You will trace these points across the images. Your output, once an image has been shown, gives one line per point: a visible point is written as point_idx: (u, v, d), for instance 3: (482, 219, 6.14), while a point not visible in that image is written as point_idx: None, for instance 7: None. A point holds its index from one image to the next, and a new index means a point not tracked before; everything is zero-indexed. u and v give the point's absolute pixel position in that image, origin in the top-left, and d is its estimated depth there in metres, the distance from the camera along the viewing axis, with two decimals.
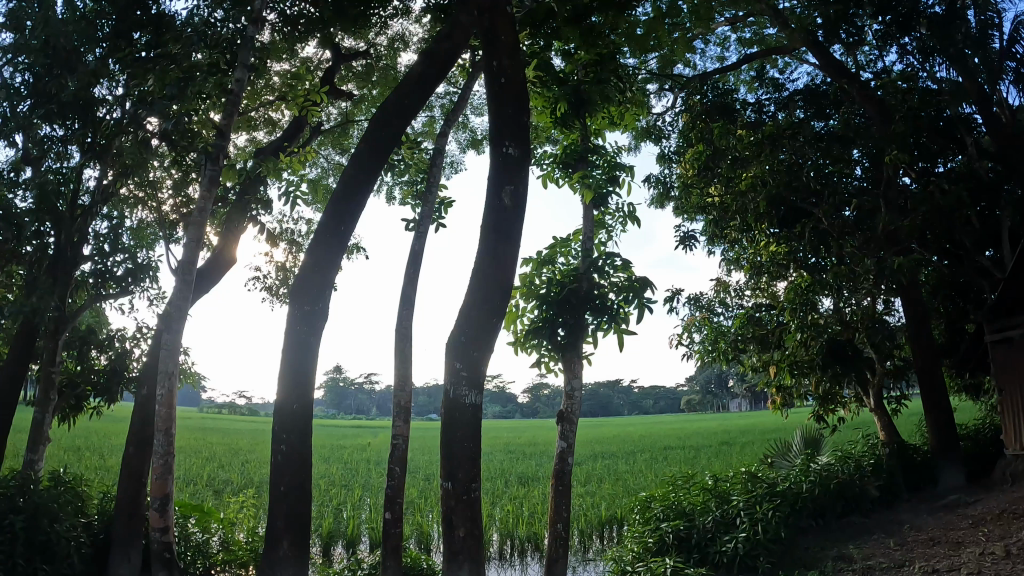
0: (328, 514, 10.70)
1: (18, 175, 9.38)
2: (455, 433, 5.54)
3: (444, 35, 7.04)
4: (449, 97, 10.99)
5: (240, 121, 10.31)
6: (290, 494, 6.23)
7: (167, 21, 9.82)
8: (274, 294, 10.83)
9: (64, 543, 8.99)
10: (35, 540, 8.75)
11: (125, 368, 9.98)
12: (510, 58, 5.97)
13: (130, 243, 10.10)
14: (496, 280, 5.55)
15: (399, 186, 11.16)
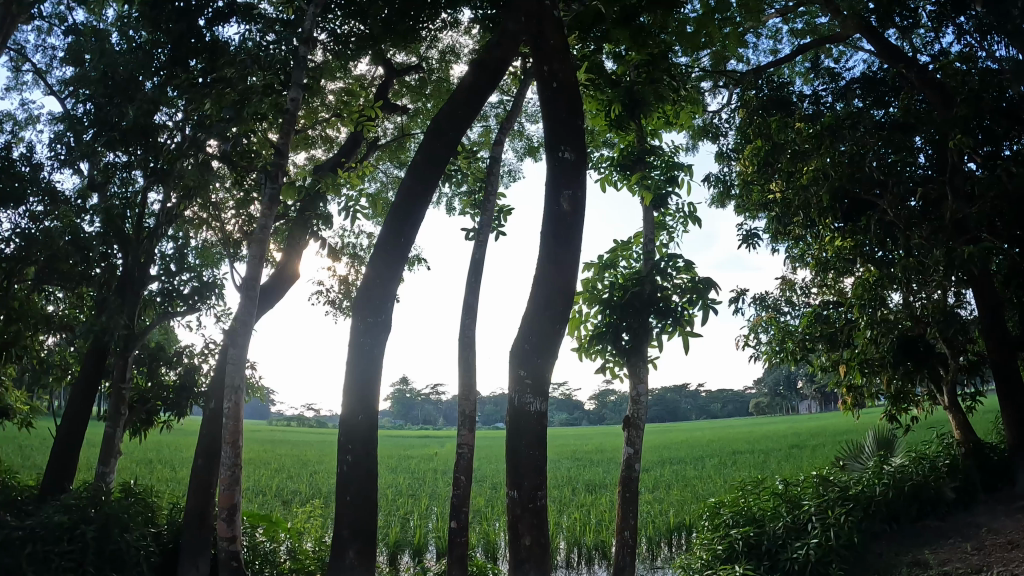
0: (395, 524, 10.80)
1: (86, 201, 9.80)
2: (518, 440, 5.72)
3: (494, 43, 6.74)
4: (502, 106, 11.07)
5: (296, 139, 10.61)
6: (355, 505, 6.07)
7: (221, 47, 10.14)
8: (337, 308, 11.09)
9: (133, 552, 9.30)
10: (105, 550, 9.11)
11: (193, 383, 10.33)
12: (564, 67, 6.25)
13: (196, 263, 10.45)
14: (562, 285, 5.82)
15: (458, 197, 11.29)
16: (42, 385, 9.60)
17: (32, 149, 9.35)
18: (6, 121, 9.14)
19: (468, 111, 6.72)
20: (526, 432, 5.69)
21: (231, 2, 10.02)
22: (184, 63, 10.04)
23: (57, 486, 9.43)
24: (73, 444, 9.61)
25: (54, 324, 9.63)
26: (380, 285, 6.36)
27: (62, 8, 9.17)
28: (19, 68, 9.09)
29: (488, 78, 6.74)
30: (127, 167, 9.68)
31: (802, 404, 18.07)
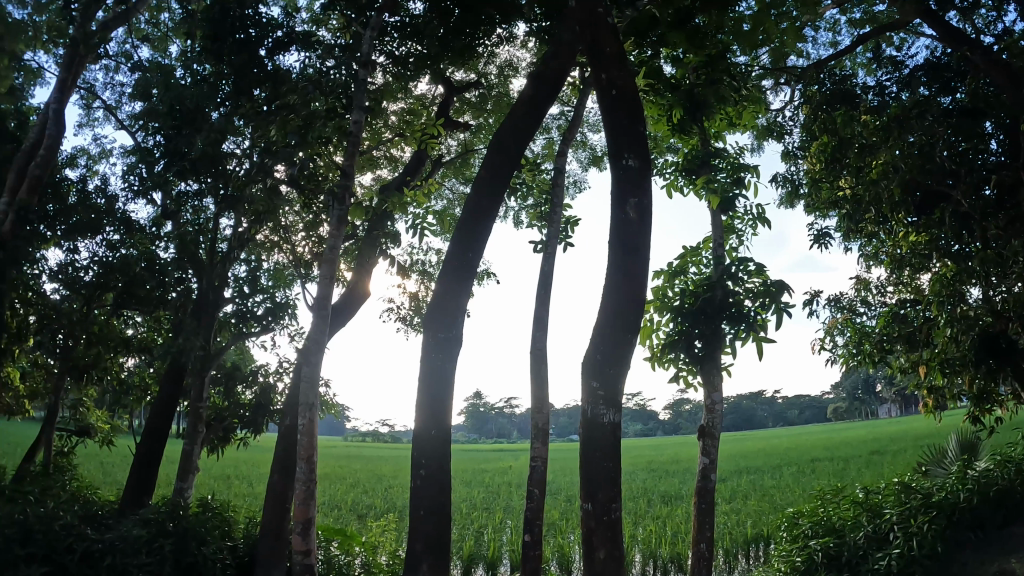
0: (469, 537, 10.83)
1: (160, 229, 10.26)
2: (591, 455, 5.14)
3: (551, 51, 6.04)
4: (563, 117, 11.09)
5: (361, 160, 10.89)
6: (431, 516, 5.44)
7: (282, 75, 10.51)
8: (408, 324, 11.31)
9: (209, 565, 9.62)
10: (182, 563, 9.45)
11: (269, 401, 10.67)
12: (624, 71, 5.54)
13: (269, 285, 10.82)
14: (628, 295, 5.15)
15: (524, 211, 11.35)
16: (123, 405, 10.07)
17: (106, 181, 9.86)
18: (81, 155, 9.67)
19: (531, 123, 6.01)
20: (598, 447, 5.04)
21: (290, 31, 10.36)
22: (248, 92, 10.43)
23: (137, 501, 9.85)
24: (153, 460, 10.05)
25: (132, 346, 10.10)
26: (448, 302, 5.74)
27: (128, 46, 9.66)
28: (90, 105, 9.61)
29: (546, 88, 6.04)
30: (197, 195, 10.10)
31: (882, 405, 18.68)
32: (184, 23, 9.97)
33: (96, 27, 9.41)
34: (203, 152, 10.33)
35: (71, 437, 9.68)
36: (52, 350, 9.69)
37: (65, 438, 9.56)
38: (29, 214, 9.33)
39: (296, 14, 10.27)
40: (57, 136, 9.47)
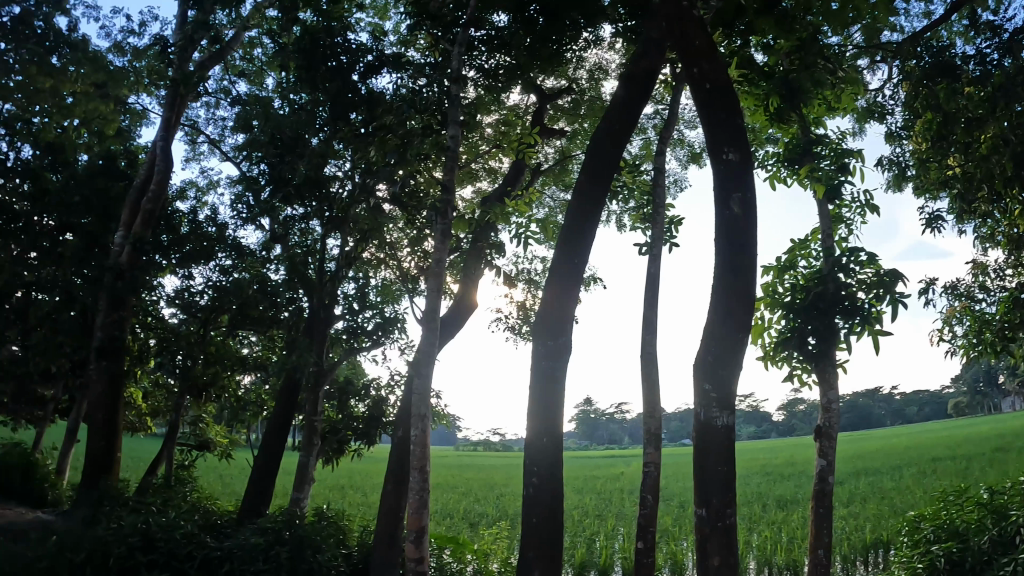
0: (582, 544, 10.75)
1: (269, 252, 10.83)
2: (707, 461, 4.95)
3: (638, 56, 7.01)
4: (658, 116, 10.91)
5: (460, 174, 11.12)
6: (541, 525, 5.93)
7: (377, 97, 10.90)
8: (517, 333, 11.41)
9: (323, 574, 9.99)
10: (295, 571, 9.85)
11: (381, 413, 11.02)
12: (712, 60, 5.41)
13: (377, 300, 11.21)
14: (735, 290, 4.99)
15: (626, 214, 11.22)
16: (242, 421, 10.66)
17: (215, 210, 10.51)
18: (189, 187, 10.35)
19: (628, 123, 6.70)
20: (711, 453, 4.84)
21: (380, 54, 10.72)
22: (345, 116, 10.85)
23: (256, 511, 10.40)
24: (271, 472, 10.58)
25: (248, 365, 10.69)
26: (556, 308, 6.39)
27: (226, 82, 10.27)
28: (194, 140, 10.27)
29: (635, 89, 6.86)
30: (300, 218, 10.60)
31: (1006, 400, 19.26)
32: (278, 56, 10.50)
33: (194, 67, 10.06)
34: (306, 177, 10.83)
35: (192, 452, 10.33)
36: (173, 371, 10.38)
37: (186, 452, 10.22)
38: (143, 245, 10.06)
39: (383, 38, 10.62)
40: (165, 171, 10.18)
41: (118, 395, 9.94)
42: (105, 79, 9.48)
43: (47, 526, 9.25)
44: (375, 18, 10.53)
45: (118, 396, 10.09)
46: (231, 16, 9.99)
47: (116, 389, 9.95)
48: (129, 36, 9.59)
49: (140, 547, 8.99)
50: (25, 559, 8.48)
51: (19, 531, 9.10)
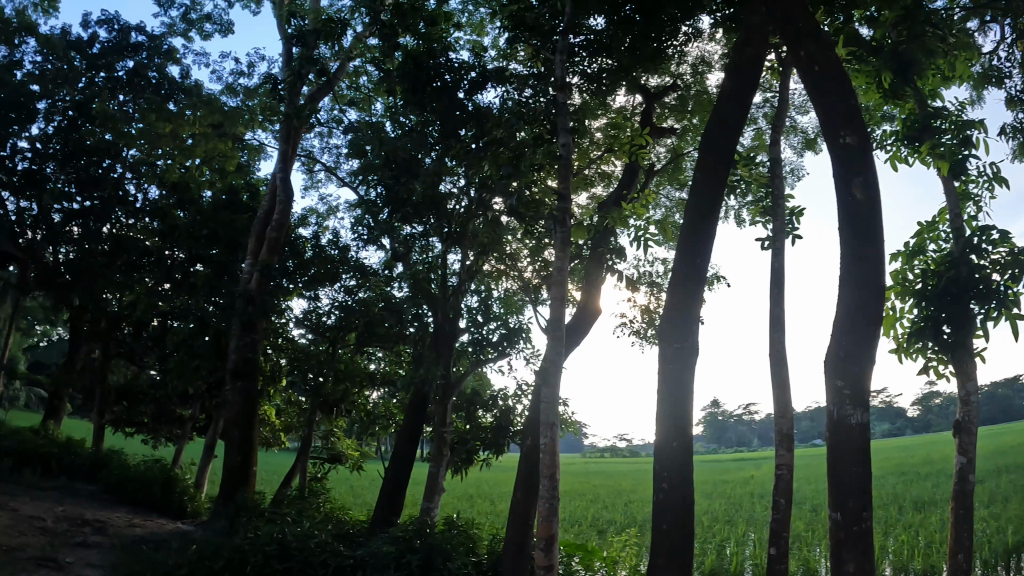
0: (711, 551, 10.41)
1: (392, 271, 11.26)
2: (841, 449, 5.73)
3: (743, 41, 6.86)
4: (768, 104, 10.49)
5: (573, 181, 11.11)
6: (675, 531, 6.20)
7: (485, 113, 11.11)
8: (643, 338, 11.23)
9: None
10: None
11: (508, 422, 11.16)
12: (831, 54, 6.42)
13: (500, 312, 11.39)
14: (873, 278, 5.86)
15: (745, 208, 10.84)
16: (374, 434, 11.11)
17: (337, 234, 11.05)
18: (310, 214, 10.94)
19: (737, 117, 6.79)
20: (852, 443, 5.63)
21: (483, 70, 10.94)
22: (455, 133, 11.13)
23: (388, 520, 10.78)
24: (402, 482, 10.96)
25: (376, 379, 11.13)
26: (681, 307, 6.53)
27: (337, 112, 10.80)
28: (311, 169, 10.86)
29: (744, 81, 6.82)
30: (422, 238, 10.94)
31: None
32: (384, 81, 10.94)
33: (304, 100, 10.65)
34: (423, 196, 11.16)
35: (326, 464, 10.86)
36: (306, 389, 10.99)
37: (319, 465, 10.77)
38: (270, 271, 10.71)
39: (483, 53, 10.83)
40: (286, 201, 10.81)
41: (252, 413, 10.61)
42: (220, 119, 10.20)
43: (188, 535, 10.00)
44: (473, 35, 10.76)
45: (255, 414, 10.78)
46: (333, 48, 10.51)
47: (251, 407, 10.63)
48: (240, 77, 10.29)
49: (271, 554, 9.55)
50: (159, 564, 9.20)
51: (162, 540, 9.88)
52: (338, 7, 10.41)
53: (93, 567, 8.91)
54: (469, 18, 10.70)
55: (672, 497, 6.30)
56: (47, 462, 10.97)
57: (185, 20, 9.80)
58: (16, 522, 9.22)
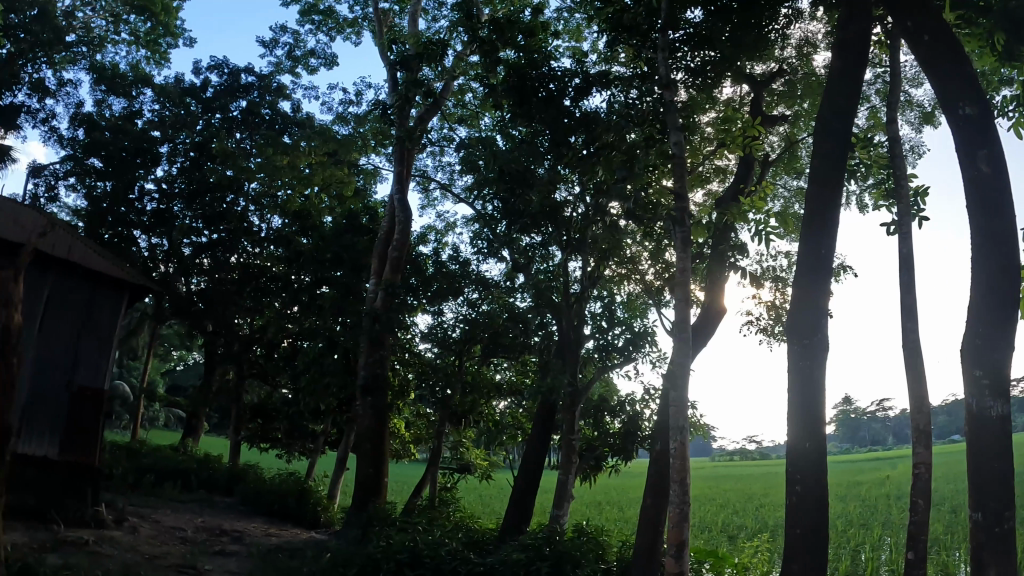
0: (845, 556, 9.80)
1: (513, 282, 11.40)
2: (978, 451, 5.19)
3: (845, 20, 6.92)
4: (880, 79, 9.88)
5: (688, 179, 10.86)
6: (802, 534, 6.15)
7: (593, 117, 11.08)
8: (770, 335, 10.81)
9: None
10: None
11: (636, 428, 11.00)
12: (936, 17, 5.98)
13: (624, 316, 11.27)
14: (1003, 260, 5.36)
15: (867, 192, 10.22)
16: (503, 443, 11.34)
17: (456, 249, 11.36)
18: (429, 231, 11.32)
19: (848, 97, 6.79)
20: (985, 443, 5.11)
21: (586, 76, 10.93)
22: (566, 141, 11.06)
23: (517, 527, 10.92)
24: (531, 491, 11.05)
25: (502, 390, 11.30)
26: (806, 304, 6.46)
27: (446, 130, 11.12)
28: (427, 188, 11.23)
29: (853, 57, 6.82)
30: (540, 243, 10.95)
31: None
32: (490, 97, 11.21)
33: (414, 121, 11.03)
34: (540, 207, 11.03)
35: (456, 473, 11.15)
36: (434, 401, 11.35)
37: (449, 475, 11.20)
38: (394, 288, 11.09)
39: (584, 59, 10.84)
40: (405, 221, 11.25)
41: (382, 426, 11.07)
42: (333, 147, 10.72)
43: (322, 544, 10.52)
44: (571, 41, 10.79)
45: (387, 427, 11.21)
46: (436, 69, 10.83)
47: (381, 420, 11.08)
48: (349, 106, 10.82)
49: (401, 562, 9.88)
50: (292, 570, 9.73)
51: (297, 548, 10.45)
52: (437, 29, 10.74)
53: (229, 573, 9.55)
54: (566, 25, 10.76)
55: (807, 498, 6.25)
56: (188, 477, 11.84)
57: (291, 57, 10.40)
58: (161, 532, 10.03)
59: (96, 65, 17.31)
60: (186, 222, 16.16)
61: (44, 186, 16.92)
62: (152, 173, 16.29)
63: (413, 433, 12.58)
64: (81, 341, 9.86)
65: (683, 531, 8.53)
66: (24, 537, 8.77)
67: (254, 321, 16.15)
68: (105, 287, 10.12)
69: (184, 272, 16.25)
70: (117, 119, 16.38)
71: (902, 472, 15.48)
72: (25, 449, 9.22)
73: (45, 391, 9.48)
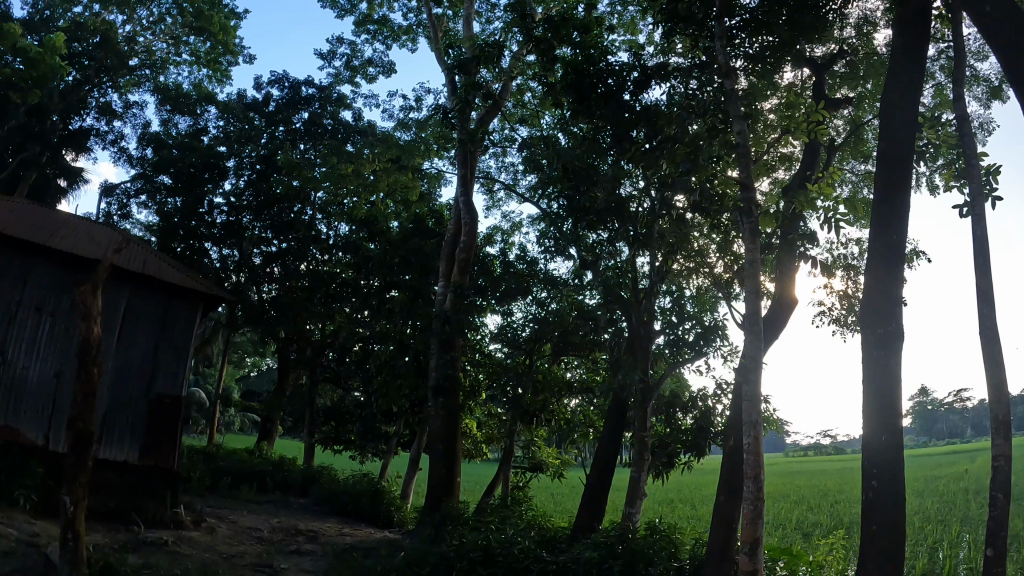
0: (924, 555, 9.37)
1: (582, 279, 11.22)
2: None
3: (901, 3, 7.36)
4: (945, 55, 9.45)
5: (754, 167, 10.58)
6: (880, 532, 6.32)
7: (654, 111, 10.62)
8: (844, 326, 10.47)
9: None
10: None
11: (709, 424, 10.79)
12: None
13: (694, 310, 11.09)
14: None
15: (937, 173, 9.78)
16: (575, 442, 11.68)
17: (523, 248, 11.42)
18: (495, 232, 11.42)
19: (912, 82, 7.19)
20: None
21: (645, 68, 10.82)
22: (628, 135, 10.77)
23: (589, 526, 10.83)
24: (603, 490, 10.98)
25: (574, 388, 11.43)
26: (880, 295, 6.72)
27: (508, 131, 11.18)
28: (491, 189, 11.32)
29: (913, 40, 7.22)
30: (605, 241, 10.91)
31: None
32: (548, 95, 11.57)
33: (475, 123, 11.13)
34: (606, 203, 10.81)
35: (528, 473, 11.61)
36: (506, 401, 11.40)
37: (522, 474, 11.57)
38: (464, 290, 11.21)
39: (641, 51, 10.72)
40: (472, 222, 11.46)
41: (454, 426, 11.21)
42: (396, 153, 10.94)
43: (396, 543, 10.67)
44: (627, 34, 10.69)
45: (459, 427, 11.37)
46: (493, 71, 10.89)
47: (453, 421, 11.21)
48: (410, 112, 11.01)
49: (474, 561, 9.84)
50: (368, 568, 9.91)
51: (372, 547, 10.65)
52: (492, 31, 10.83)
53: (304, 571, 9.81)
54: (620, 19, 10.68)
55: (884, 497, 6.41)
56: (262, 479, 12.38)
57: (350, 68, 10.70)
58: (238, 532, 10.44)
59: (162, 87, 18.74)
60: (255, 233, 17.00)
61: (117, 205, 17.98)
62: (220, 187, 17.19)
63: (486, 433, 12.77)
64: (158, 351, 10.35)
65: (755, 528, 8.24)
66: (105, 538, 9.10)
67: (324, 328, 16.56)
68: (179, 299, 10.60)
69: (256, 280, 16.92)
70: (186, 138, 17.64)
71: (980, 466, 14.96)
72: (105, 454, 9.74)
73: (124, 400, 10.02)
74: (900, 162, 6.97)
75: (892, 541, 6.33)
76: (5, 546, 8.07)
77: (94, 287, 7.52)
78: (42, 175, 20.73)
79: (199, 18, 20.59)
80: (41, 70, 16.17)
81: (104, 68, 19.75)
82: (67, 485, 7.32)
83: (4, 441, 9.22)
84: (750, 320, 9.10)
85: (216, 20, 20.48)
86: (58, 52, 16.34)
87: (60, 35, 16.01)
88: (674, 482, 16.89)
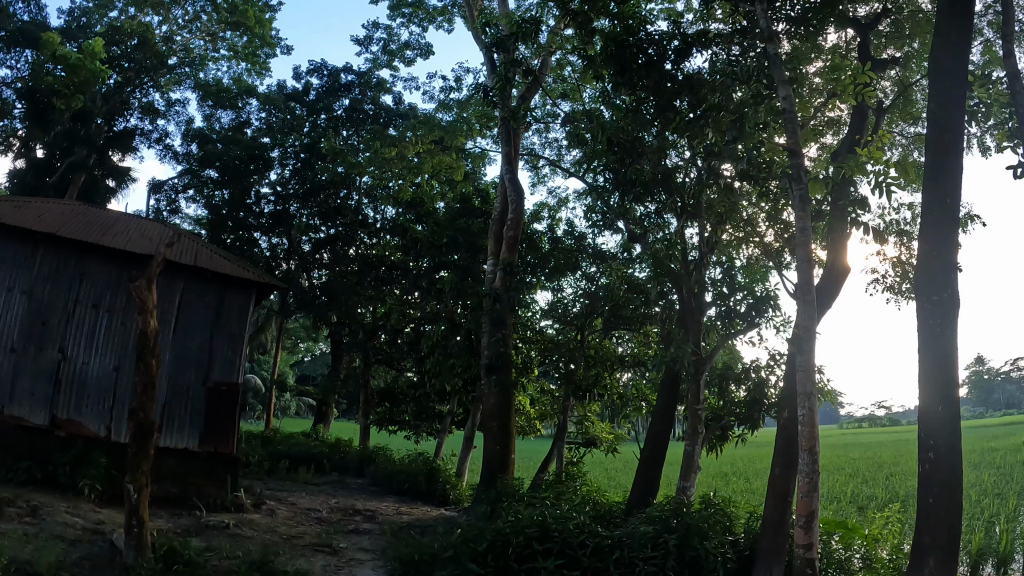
0: (981, 529, 9.16)
1: (629, 251, 10.92)
2: None
3: None
4: (992, 10, 9.06)
5: (802, 133, 10.27)
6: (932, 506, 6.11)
7: (697, 79, 10.35)
8: (898, 294, 10.22)
9: (712, 557, 9.14)
10: (684, 555, 9.17)
11: (762, 395, 10.55)
12: None
13: (745, 280, 10.84)
14: None
15: (990, 132, 9.39)
16: (629, 416, 11.65)
17: (571, 223, 11.36)
18: (543, 208, 11.38)
19: (964, 33, 6.86)
20: None
21: (685, 37, 10.56)
22: (671, 106, 10.54)
23: (644, 501, 10.79)
24: (658, 463, 10.87)
25: (626, 362, 11.58)
26: (934, 260, 6.48)
27: (549, 107, 11.09)
28: (536, 165, 11.29)
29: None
30: (653, 213, 10.71)
31: None
32: (588, 69, 11.42)
33: (518, 101, 11.07)
34: (652, 174, 10.56)
35: (582, 447, 11.63)
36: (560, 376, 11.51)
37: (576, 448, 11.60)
38: (512, 268, 11.26)
39: (681, 19, 10.49)
40: (519, 201, 11.45)
41: (507, 404, 11.31)
42: (439, 133, 11.54)
43: (451, 521, 10.81)
44: (666, 2, 10.45)
45: (511, 404, 11.47)
46: (533, 47, 10.79)
47: (508, 398, 11.28)
48: (451, 93, 11.02)
49: (531, 536, 9.58)
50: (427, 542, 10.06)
51: (428, 525, 10.85)
52: (528, 7, 10.75)
53: (364, 550, 10.05)
54: None
55: (939, 469, 6.18)
56: (321, 462, 12.95)
57: (387, 51, 10.74)
58: (298, 513, 10.78)
59: (204, 83, 19.12)
60: (304, 221, 17.63)
61: (166, 201, 18.53)
62: (265, 178, 17.70)
63: (538, 410, 13.14)
64: (213, 341, 10.65)
65: (812, 499, 7.89)
66: (169, 522, 9.39)
67: (376, 310, 17.03)
68: (233, 288, 10.89)
69: (306, 267, 17.58)
70: (229, 131, 18.21)
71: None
72: (167, 442, 10.09)
73: (184, 388, 10.35)
74: (952, 124, 6.66)
75: (940, 521, 6.11)
76: (72, 535, 8.33)
77: (148, 283, 7.69)
78: (89, 176, 21.22)
79: (235, 13, 20.93)
80: (82, 75, 17.06)
81: (143, 70, 20.39)
82: (131, 474, 7.61)
83: (68, 435, 9.62)
84: (802, 288, 8.35)
85: (251, 14, 20.81)
86: (97, 57, 17.32)
87: (97, 42, 17.04)
88: (730, 456, 17.07)
